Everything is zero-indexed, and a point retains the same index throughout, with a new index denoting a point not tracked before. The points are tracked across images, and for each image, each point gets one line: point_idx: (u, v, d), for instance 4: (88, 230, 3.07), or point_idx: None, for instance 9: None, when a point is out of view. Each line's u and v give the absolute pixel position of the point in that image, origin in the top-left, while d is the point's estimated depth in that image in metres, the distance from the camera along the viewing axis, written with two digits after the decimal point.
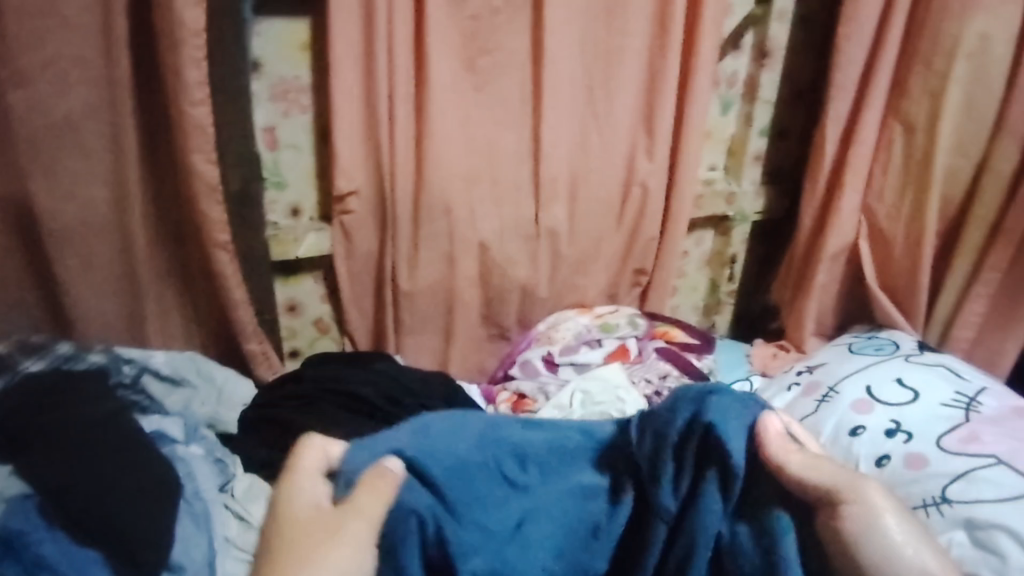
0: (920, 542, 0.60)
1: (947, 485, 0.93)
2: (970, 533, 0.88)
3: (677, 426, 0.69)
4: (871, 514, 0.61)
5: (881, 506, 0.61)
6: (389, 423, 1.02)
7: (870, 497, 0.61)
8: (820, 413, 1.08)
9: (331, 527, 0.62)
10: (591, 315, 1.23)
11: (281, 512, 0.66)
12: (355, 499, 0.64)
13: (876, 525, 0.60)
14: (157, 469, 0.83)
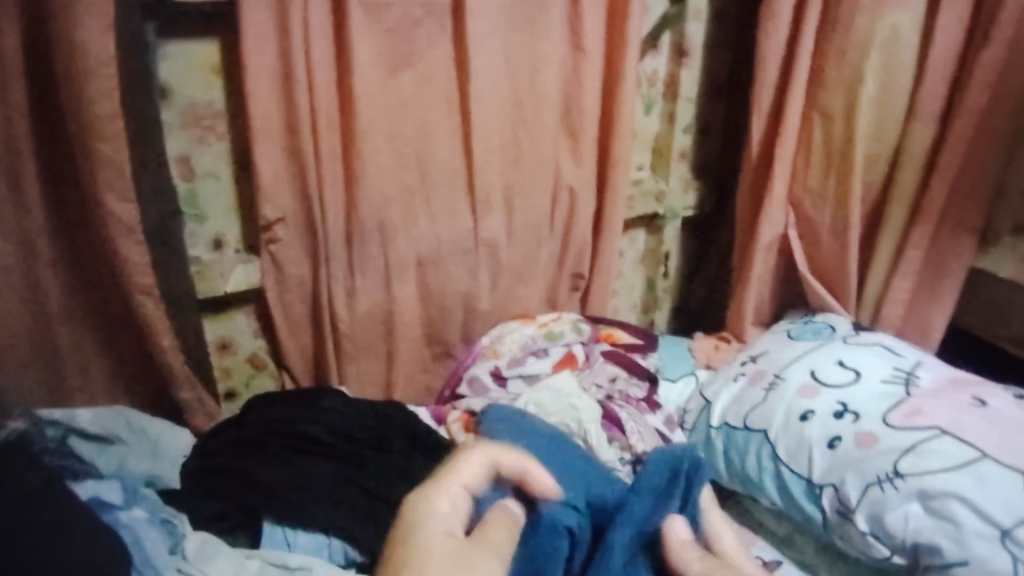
0: None
1: (897, 460, 0.97)
2: (924, 503, 0.93)
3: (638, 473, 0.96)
4: None
5: None
6: (344, 461, 0.97)
7: None
8: (768, 402, 1.10)
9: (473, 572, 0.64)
10: (534, 324, 1.21)
11: (429, 502, 0.69)
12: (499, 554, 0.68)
13: None
14: (104, 543, 0.77)
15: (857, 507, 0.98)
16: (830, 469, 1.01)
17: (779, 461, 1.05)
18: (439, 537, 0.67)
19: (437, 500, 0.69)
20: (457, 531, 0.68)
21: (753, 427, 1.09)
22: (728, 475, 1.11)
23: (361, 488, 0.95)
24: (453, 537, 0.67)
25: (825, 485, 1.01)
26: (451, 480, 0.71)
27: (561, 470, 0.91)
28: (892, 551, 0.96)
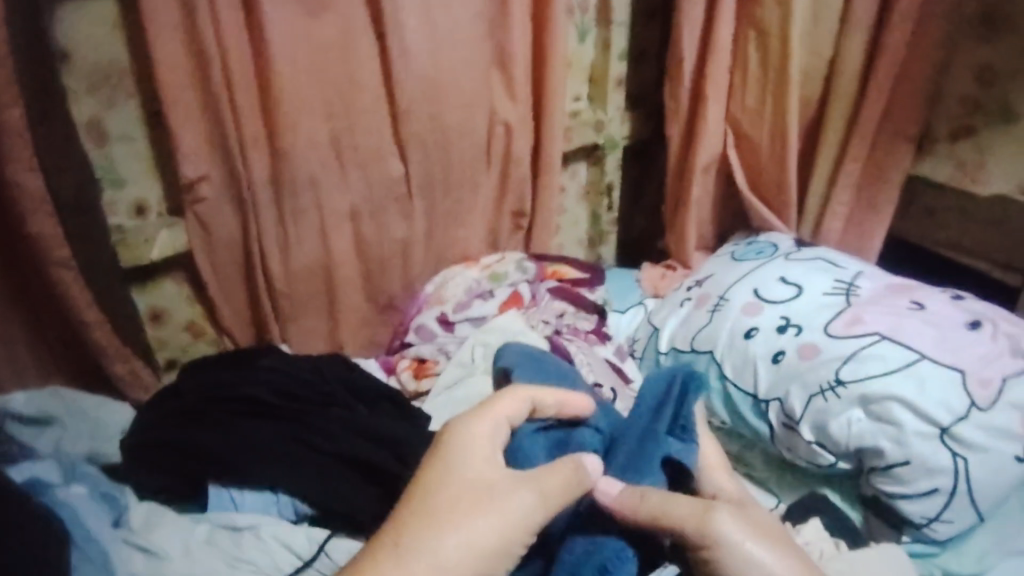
0: (755, 534, 0.78)
1: (839, 368, 0.99)
2: (864, 408, 0.96)
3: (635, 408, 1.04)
4: (730, 540, 0.77)
5: (727, 529, 0.77)
6: (293, 420, 0.96)
7: (721, 524, 0.77)
8: (714, 323, 1.09)
9: (510, 501, 0.76)
10: (477, 267, 1.19)
11: (473, 429, 0.82)
12: (544, 481, 0.78)
13: (738, 548, 0.76)
14: (40, 530, 0.76)
15: (801, 418, 1.00)
16: (774, 383, 1.03)
17: (726, 380, 1.07)
18: (476, 460, 0.80)
19: (480, 432, 0.82)
20: (496, 458, 0.81)
21: (699, 349, 1.09)
22: None
23: (312, 448, 0.94)
24: (491, 463, 0.80)
25: (770, 401, 1.03)
26: (494, 412, 0.83)
27: (564, 379, 0.92)
28: (836, 457, 0.99)
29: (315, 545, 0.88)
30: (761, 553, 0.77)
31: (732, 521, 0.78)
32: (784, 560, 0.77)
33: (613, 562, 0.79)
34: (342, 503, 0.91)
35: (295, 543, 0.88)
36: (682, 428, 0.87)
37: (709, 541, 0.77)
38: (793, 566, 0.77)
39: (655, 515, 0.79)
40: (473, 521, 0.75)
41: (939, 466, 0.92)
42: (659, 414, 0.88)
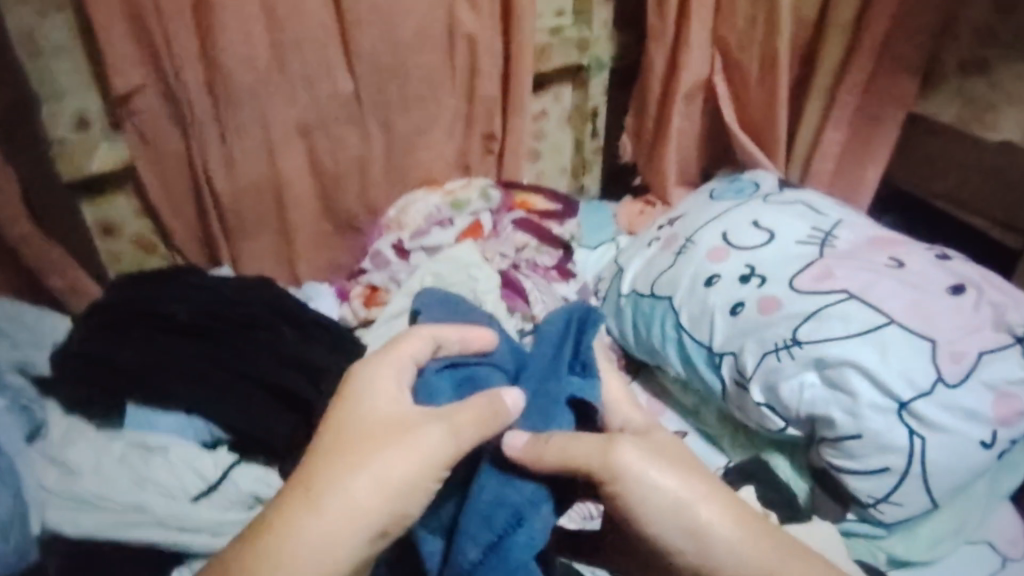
0: (661, 463, 0.68)
1: (798, 326, 0.89)
2: (820, 372, 0.87)
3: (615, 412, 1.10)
4: (632, 472, 0.67)
5: (630, 462, 0.67)
6: (214, 341, 0.95)
7: (621, 457, 0.67)
8: (676, 267, 1.02)
9: (414, 439, 0.64)
10: (440, 192, 1.13)
11: (377, 369, 0.71)
12: (457, 412, 0.66)
13: (641, 479, 0.67)
14: None
15: (752, 377, 0.91)
16: (730, 337, 0.94)
17: (681, 329, 0.99)
18: (381, 403, 0.68)
19: (385, 370, 0.71)
20: (405, 398, 0.69)
21: (659, 295, 1.02)
22: (635, 343, 1.05)
23: (229, 370, 0.93)
24: (401, 402, 0.69)
25: (724, 354, 0.94)
26: (397, 352, 0.72)
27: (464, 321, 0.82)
28: (787, 423, 0.90)
29: (221, 471, 0.89)
30: (668, 484, 0.67)
31: (635, 449, 0.69)
32: (694, 492, 0.68)
33: (529, 510, 0.69)
34: (259, 429, 0.90)
35: (202, 468, 0.89)
36: (582, 364, 0.79)
37: (609, 477, 0.67)
38: (705, 499, 0.68)
39: (560, 460, 0.67)
40: (376, 465, 0.63)
41: (893, 444, 0.83)
42: (556, 354, 0.79)
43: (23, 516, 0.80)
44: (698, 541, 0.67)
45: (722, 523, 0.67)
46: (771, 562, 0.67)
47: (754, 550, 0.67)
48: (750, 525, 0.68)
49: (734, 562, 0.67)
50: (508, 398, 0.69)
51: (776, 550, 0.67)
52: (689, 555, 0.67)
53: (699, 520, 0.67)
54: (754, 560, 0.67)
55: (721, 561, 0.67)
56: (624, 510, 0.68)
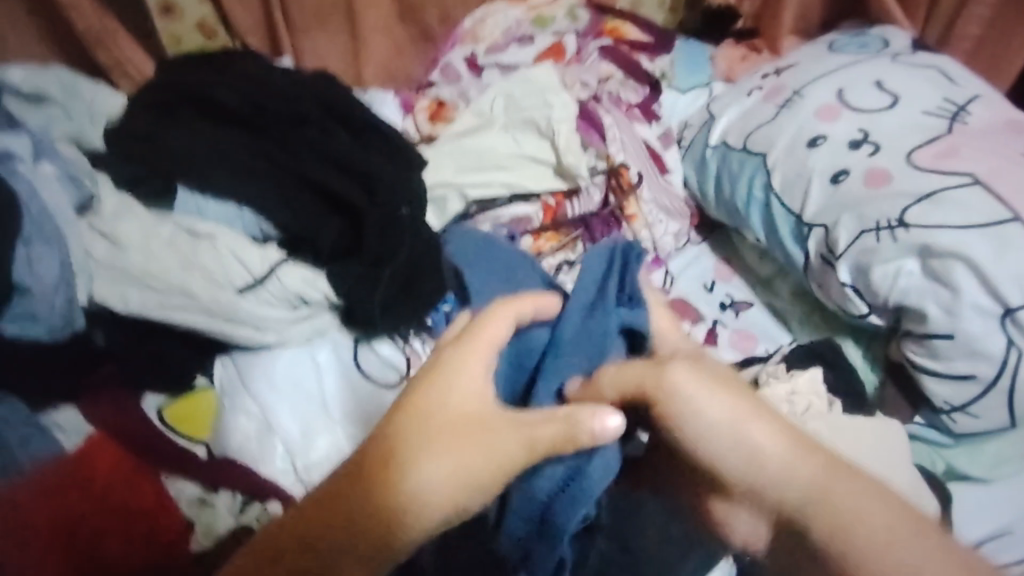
0: (716, 389, 0.55)
1: (908, 207, 0.79)
2: (923, 261, 0.78)
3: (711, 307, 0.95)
4: (676, 394, 0.54)
5: (682, 382, 0.54)
6: (265, 134, 0.90)
7: (672, 377, 0.54)
8: (778, 121, 0.90)
9: (487, 458, 0.51)
10: (523, 6, 1.05)
11: (460, 365, 0.55)
12: (530, 418, 0.53)
13: (690, 405, 0.54)
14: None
15: (842, 256, 0.82)
16: (826, 208, 0.84)
17: (771, 193, 0.89)
18: (456, 396, 0.54)
19: (472, 373, 0.55)
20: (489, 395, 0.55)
21: (751, 151, 0.91)
22: (715, 202, 0.96)
23: (276, 165, 0.88)
24: (480, 412, 0.54)
25: (814, 226, 0.85)
26: (480, 337, 0.55)
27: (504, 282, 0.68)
28: (870, 309, 0.83)
29: (267, 266, 0.84)
30: (717, 403, 0.54)
31: (695, 373, 0.55)
32: (742, 407, 0.55)
33: (583, 461, 0.55)
34: (304, 228, 0.85)
35: (246, 256, 0.84)
36: (630, 295, 0.65)
37: (654, 392, 0.55)
38: (753, 414, 0.55)
39: (617, 387, 0.57)
40: (423, 479, 0.51)
41: (986, 350, 0.75)
42: (600, 288, 0.64)
43: (66, 287, 0.79)
44: (747, 461, 0.54)
45: (779, 444, 0.55)
46: (837, 488, 0.54)
47: (815, 478, 0.54)
48: (834, 462, 0.55)
49: (791, 482, 0.54)
50: (600, 421, 0.51)
51: (865, 505, 0.54)
52: (738, 478, 0.55)
53: (747, 433, 0.54)
54: (813, 483, 0.54)
55: (771, 484, 0.55)
56: (671, 428, 0.55)
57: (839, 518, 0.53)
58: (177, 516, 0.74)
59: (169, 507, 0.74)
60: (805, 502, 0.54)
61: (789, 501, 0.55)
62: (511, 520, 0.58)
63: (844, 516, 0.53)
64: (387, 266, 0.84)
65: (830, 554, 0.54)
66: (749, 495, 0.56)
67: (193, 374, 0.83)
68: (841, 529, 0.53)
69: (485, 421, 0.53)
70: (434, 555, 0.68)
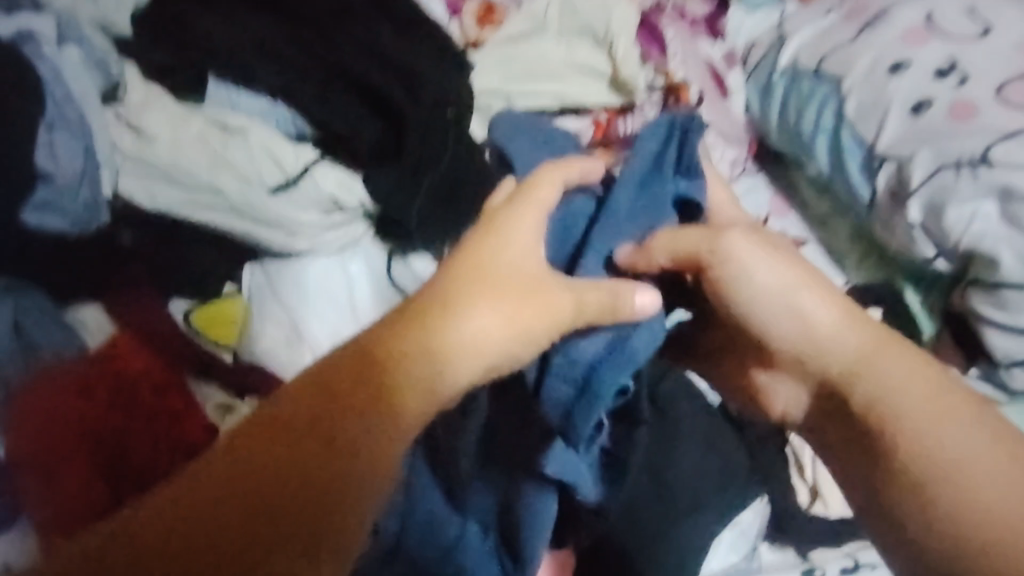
0: (774, 252, 0.56)
1: (992, 144, 0.74)
2: (1002, 205, 0.73)
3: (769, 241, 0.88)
4: (739, 266, 0.55)
5: (740, 254, 0.55)
6: (307, 26, 0.83)
7: (729, 248, 0.55)
8: (856, 45, 0.84)
9: (537, 305, 0.55)
10: None
11: (516, 221, 0.57)
12: (578, 282, 0.57)
13: (746, 272, 0.55)
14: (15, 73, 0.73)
15: (914, 193, 0.77)
16: (902, 140, 0.79)
17: (843, 121, 0.83)
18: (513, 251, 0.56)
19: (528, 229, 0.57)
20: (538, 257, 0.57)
21: (824, 75, 0.85)
22: (777, 128, 0.89)
23: (318, 59, 0.82)
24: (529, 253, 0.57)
25: (886, 159, 0.80)
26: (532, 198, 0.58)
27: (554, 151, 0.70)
28: (937, 253, 0.77)
29: (302, 165, 0.80)
30: (774, 269, 0.55)
31: (749, 241, 0.56)
32: (801, 280, 0.55)
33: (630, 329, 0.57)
34: (344, 127, 0.81)
35: (281, 155, 0.79)
36: (687, 166, 0.62)
37: (711, 262, 0.56)
38: (812, 285, 0.55)
39: (670, 252, 0.57)
40: (456, 332, 0.54)
41: None
42: (656, 159, 0.62)
43: (91, 177, 0.75)
44: (799, 332, 0.55)
45: (829, 317, 0.55)
46: (887, 374, 0.53)
47: (863, 348, 0.54)
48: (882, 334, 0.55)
49: (841, 347, 0.55)
50: (641, 298, 0.56)
51: (915, 373, 0.54)
52: (786, 339, 0.56)
53: (801, 303, 0.55)
54: (857, 354, 0.54)
55: (826, 350, 0.55)
56: (722, 301, 0.57)
57: (884, 399, 0.53)
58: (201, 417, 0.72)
59: (192, 411, 0.72)
60: (847, 373, 0.54)
61: (829, 368, 0.55)
62: (552, 379, 0.58)
63: (882, 396, 0.53)
64: (426, 175, 0.80)
65: (873, 435, 0.53)
66: (792, 364, 0.57)
67: (219, 282, 0.80)
68: (890, 417, 0.52)
69: (534, 278, 0.56)
70: (475, 465, 0.65)
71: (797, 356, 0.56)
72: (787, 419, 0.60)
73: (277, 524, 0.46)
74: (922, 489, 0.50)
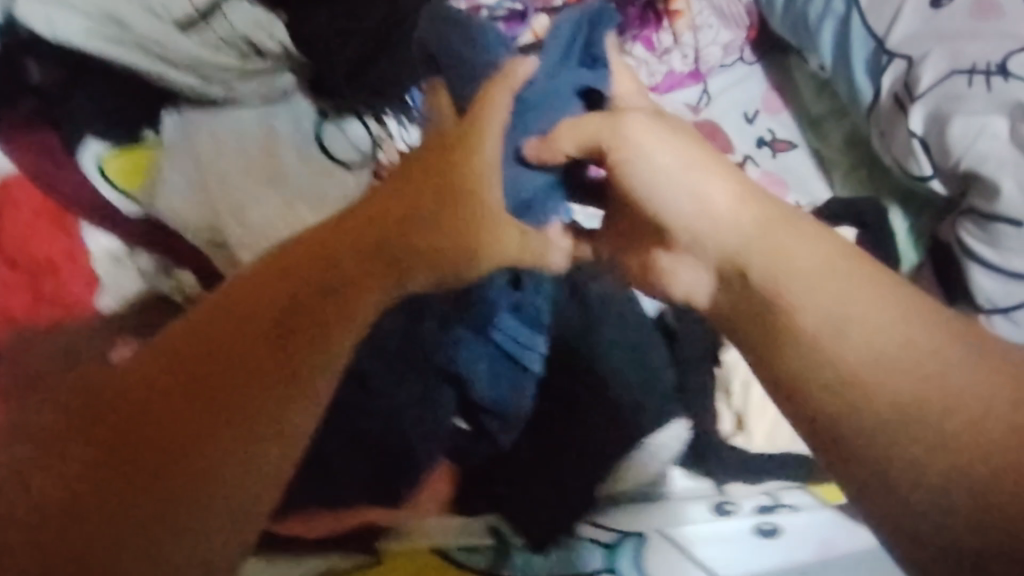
0: (676, 138, 0.52)
1: (1014, 52, 0.64)
2: (1012, 124, 0.63)
3: (747, 143, 0.80)
4: (637, 151, 0.51)
5: (645, 144, 0.51)
6: None
7: (631, 134, 0.51)
8: None
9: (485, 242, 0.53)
10: None
11: (477, 142, 0.53)
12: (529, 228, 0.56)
13: (643, 154, 0.51)
14: None
15: (919, 98, 0.67)
16: (918, 36, 0.68)
17: (855, 8, 0.72)
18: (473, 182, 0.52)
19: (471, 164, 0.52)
20: (496, 187, 0.54)
21: None
22: (781, 11, 0.77)
23: None
24: (475, 175, 0.53)
25: (896, 57, 0.69)
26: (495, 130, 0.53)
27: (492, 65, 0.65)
28: (935, 171, 0.67)
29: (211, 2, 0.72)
30: (672, 151, 0.51)
31: (648, 126, 0.51)
32: (695, 158, 0.52)
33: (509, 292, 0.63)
34: None
35: None
36: (594, 59, 0.57)
37: (608, 145, 0.52)
38: (709, 166, 0.52)
39: (576, 141, 0.53)
40: (416, 241, 0.51)
41: None
42: (565, 48, 0.56)
43: None
44: (694, 210, 0.51)
45: (724, 196, 0.51)
46: (798, 259, 0.49)
47: (758, 223, 0.50)
48: (818, 254, 0.49)
49: (735, 230, 0.51)
50: (556, 261, 0.58)
51: (817, 248, 0.50)
52: (682, 217, 0.52)
53: (699, 186, 0.51)
54: (753, 230, 0.50)
55: (721, 231, 0.51)
56: (619, 178, 0.53)
57: (776, 275, 0.49)
58: (84, 269, 0.67)
59: (76, 261, 0.67)
60: (740, 249, 0.50)
61: (726, 244, 0.51)
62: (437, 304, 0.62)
63: (789, 286, 0.49)
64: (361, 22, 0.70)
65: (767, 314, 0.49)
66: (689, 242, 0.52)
67: (139, 126, 0.72)
68: (790, 296, 0.49)
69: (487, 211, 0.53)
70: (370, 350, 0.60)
71: (694, 236, 0.51)
72: (692, 304, 0.53)
73: (209, 408, 0.45)
74: (818, 370, 0.47)
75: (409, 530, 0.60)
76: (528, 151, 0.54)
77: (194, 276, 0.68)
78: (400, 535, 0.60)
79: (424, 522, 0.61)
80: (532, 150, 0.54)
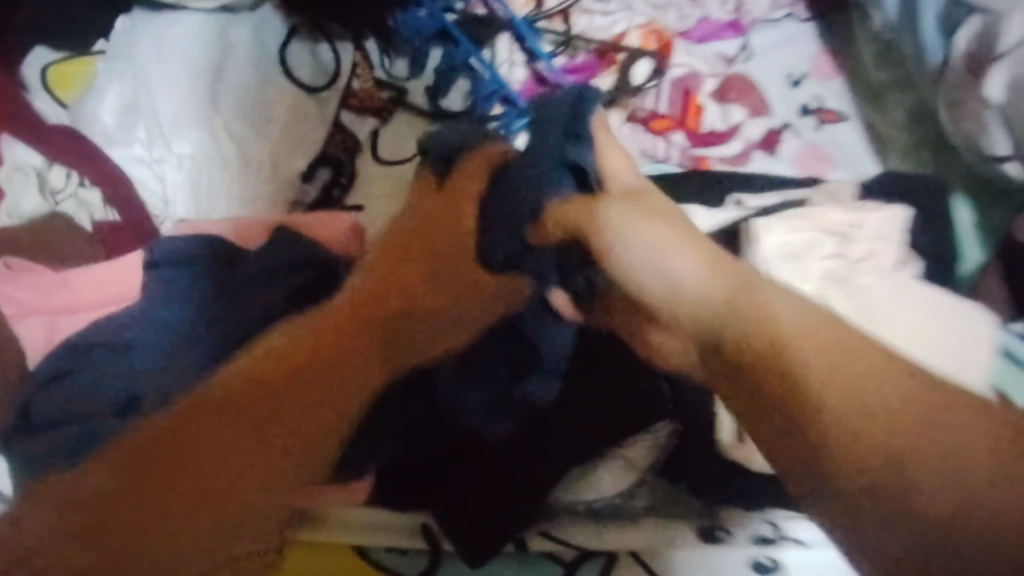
0: (660, 222, 0.41)
1: None
2: None
3: (791, 110, 0.69)
4: (622, 244, 0.41)
5: (631, 238, 0.40)
6: None
7: (611, 218, 0.42)
8: None
9: (454, 290, 0.46)
10: None
11: (459, 220, 0.48)
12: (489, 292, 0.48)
13: (632, 240, 0.40)
14: None
15: (1003, 57, 0.53)
16: None
17: None
18: (441, 257, 0.46)
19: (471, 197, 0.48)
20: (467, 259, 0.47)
21: None
22: None
23: None
24: (457, 226, 0.47)
25: (973, 10, 0.56)
26: (454, 204, 0.48)
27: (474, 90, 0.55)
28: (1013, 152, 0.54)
29: None
30: (653, 235, 0.40)
31: (631, 217, 0.41)
32: (676, 237, 0.40)
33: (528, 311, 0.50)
34: None
35: None
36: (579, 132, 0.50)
37: (592, 230, 0.43)
38: (683, 242, 0.39)
39: (559, 227, 0.45)
40: (433, 265, 0.45)
41: None
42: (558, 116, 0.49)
43: None
44: (665, 289, 0.38)
45: (695, 266, 0.38)
46: (769, 305, 0.36)
47: (733, 287, 0.37)
48: (807, 318, 0.36)
49: (700, 300, 0.37)
50: (564, 305, 0.50)
51: (802, 307, 0.37)
52: (655, 297, 0.39)
53: (670, 262, 0.39)
54: (730, 296, 0.37)
55: (693, 308, 0.37)
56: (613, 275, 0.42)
57: (764, 334, 0.35)
58: None
59: None
60: (712, 328, 0.36)
61: (697, 317, 0.37)
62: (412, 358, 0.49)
63: (809, 367, 0.34)
64: None
65: (762, 370, 0.34)
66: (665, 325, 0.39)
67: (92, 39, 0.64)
68: (811, 378, 0.33)
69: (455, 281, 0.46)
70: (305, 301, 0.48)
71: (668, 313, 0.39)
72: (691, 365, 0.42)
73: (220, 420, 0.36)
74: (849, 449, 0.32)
75: (327, 522, 0.50)
76: (530, 238, 0.47)
77: (106, 199, 0.54)
78: (315, 529, 0.50)
79: (344, 513, 0.50)
80: (534, 236, 0.47)
